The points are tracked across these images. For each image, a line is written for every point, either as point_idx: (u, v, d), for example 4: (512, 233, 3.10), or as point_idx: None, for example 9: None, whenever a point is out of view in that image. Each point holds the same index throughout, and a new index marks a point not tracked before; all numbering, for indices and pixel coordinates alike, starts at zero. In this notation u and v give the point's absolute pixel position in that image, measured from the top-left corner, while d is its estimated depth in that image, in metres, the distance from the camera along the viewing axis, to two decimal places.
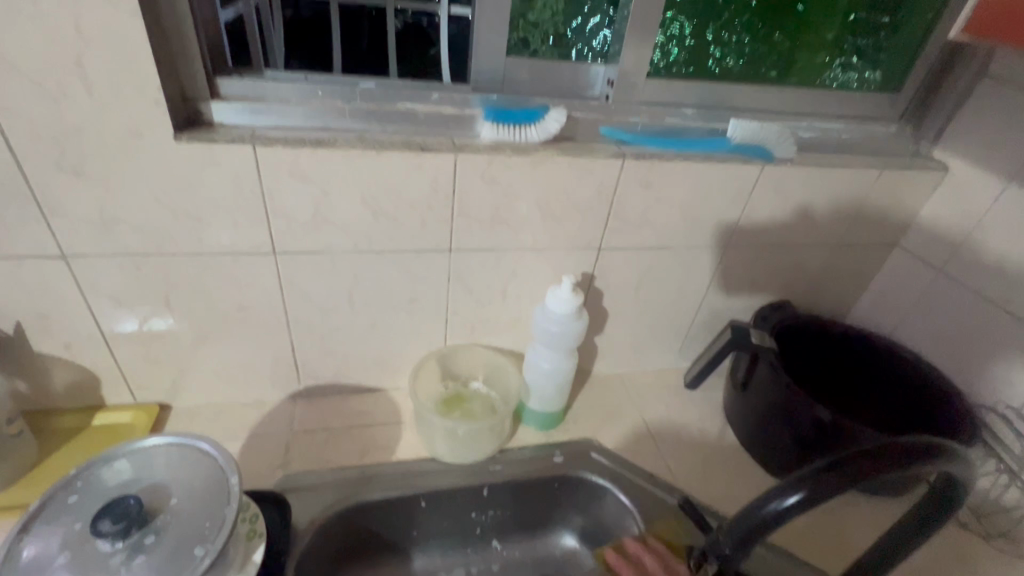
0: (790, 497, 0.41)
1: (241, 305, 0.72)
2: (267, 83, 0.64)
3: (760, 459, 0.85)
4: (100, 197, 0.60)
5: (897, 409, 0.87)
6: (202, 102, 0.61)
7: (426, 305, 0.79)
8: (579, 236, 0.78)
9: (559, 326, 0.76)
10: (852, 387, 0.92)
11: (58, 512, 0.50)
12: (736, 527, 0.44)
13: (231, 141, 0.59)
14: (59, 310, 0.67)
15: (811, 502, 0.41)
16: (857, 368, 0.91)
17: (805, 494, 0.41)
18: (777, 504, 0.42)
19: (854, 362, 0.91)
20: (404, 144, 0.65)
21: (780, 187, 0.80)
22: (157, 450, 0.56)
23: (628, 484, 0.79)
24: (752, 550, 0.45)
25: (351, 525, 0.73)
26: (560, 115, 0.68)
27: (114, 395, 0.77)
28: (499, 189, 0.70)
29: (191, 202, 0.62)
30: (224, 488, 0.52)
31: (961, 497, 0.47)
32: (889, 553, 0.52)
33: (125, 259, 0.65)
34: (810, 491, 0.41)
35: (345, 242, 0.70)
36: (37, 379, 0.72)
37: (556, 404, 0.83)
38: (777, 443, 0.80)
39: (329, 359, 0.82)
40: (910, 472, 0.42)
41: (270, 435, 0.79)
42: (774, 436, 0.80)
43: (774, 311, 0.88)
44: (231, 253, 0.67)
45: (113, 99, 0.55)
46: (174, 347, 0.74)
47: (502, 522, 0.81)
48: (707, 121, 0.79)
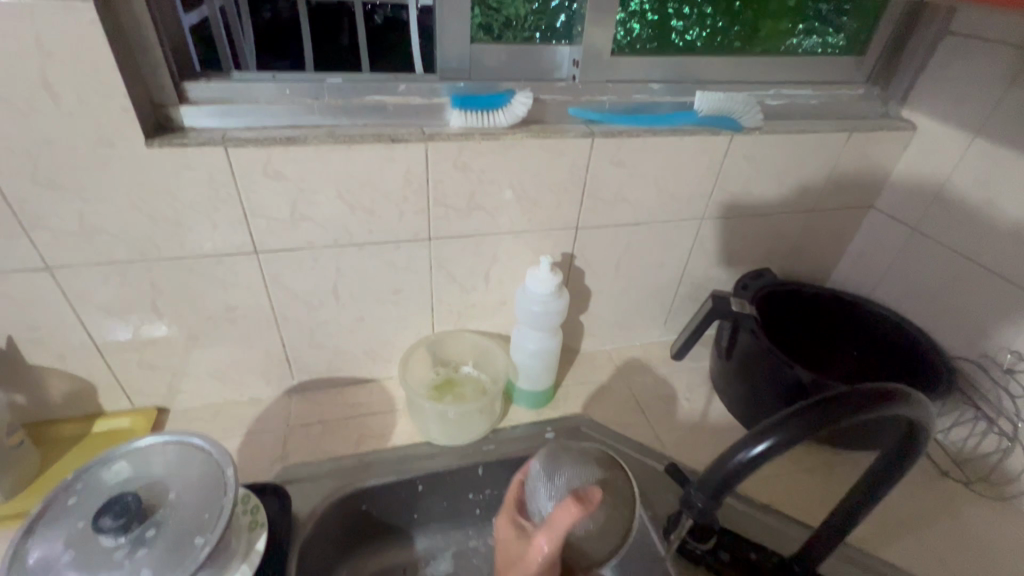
0: (758, 447, 0.43)
1: (229, 306, 0.74)
2: (234, 84, 0.64)
3: (746, 424, 0.87)
4: (78, 208, 0.61)
5: (876, 367, 0.89)
6: (171, 108, 0.62)
7: (411, 295, 0.81)
8: (556, 217, 0.79)
9: (541, 306, 0.77)
10: (834, 349, 0.94)
11: (61, 513, 0.52)
12: (708, 481, 0.46)
13: (202, 144, 0.60)
14: (50, 322, 0.68)
15: (774, 451, 0.43)
16: (838, 330, 0.93)
17: (769, 443, 0.43)
18: (745, 455, 0.44)
19: (835, 325, 0.93)
20: (374, 136, 0.66)
21: (751, 156, 0.81)
22: (153, 450, 0.57)
23: (618, 456, 0.81)
24: (723, 502, 0.47)
25: (351, 511, 0.76)
26: (527, 98, 0.69)
27: (112, 402, 0.79)
28: (473, 176, 0.71)
29: (169, 207, 0.63)
30: (220, 480, 0.54)
31: (925, 442, 0.49)
32: (861, 500, 0.55)
33: (110, 268, 0.66)
34: (773, 440, 0.43)
35: (325, 238, 0.71)
36: (34, 391, 0.74)
37: (544, 383, 0.85)
38: (760, 406, 0.83)
39: (321, 353, 0.83)
40: (870, 418, 0.44)
41: (267, 431, 0.81)
42: (758, 400, 0.83)
43: (754, 279, 0.90)
44: (213, 255, 0.68)
45: (82, 110, 0.55)
46: (166, 351, 0.76)
47: (498, 500, 0.84)
48: (675, 96, 0.80)
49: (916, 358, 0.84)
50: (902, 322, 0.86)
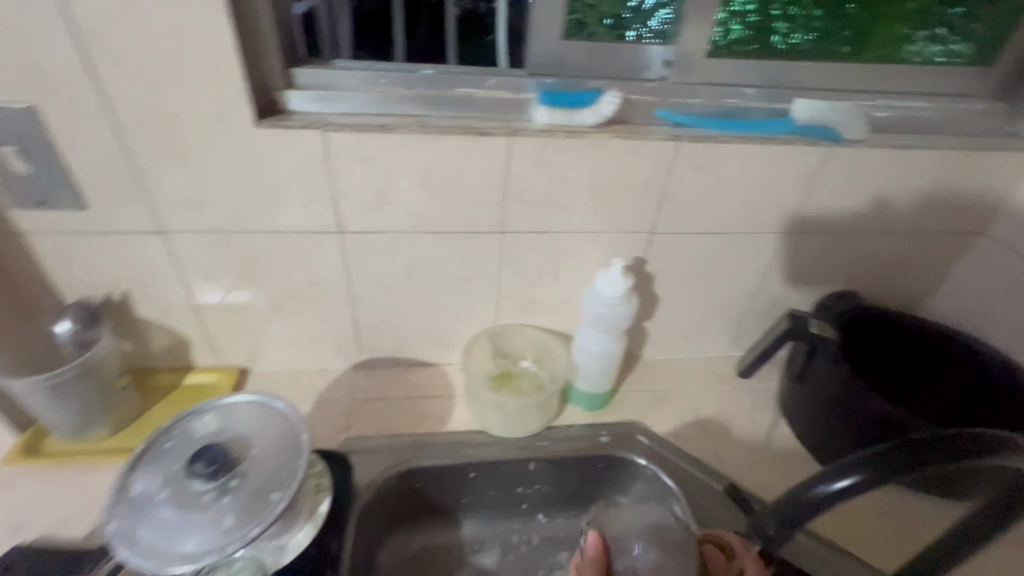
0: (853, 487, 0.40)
1: (311, 280, 0.78)
2: (336, 72, 0.67)
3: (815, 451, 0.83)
4: (191, 179, 0.66)
5: (971, 409, 0.82)
6: (279, 91, 0.66)
7: (478, 286, 0.82)
8: (631, 219, 0.78)
9: (608, 308, 0.76)
10: (919, 383, 0.87)
11: (159, 454, 0.57)
12: (784, 508, 0.45)
13: (304, 127, 0.64)
14: (159, 281, 0.75)
15: (862, 487, 0.41)
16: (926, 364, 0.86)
17: (857, 478, 0.40)
18: (828, 486, 0.42)
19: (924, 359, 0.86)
20: (461, 127, 0.67)
21: (849, 170, 0.76)
22: (238, 406, 0.62)
23: (672, 469, 0.80)
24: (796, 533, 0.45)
25: (406, 488, 0.79)
26: (614, 98, 0.68)
27: (202, 358, 0.86)
28: (552, 173, 0.71)
29: (269, 183, 0.67)
30: (296, 441, 0.57)
31: None
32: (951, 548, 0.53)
33: (213, 236, 0.72)
34: (863, 475, 0.40)
35: (405, 223, 0.73)
36: (139, 341, 0.82)
37: (602, 385, 0.84)
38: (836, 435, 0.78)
39: (389, 333, 0.87)
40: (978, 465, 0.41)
41: (334, 401, 0.85)
42: (833, 429, 0.78)
43: (839, 300, 0.84)
44: (303, 232, 0.72)
45: (204, 89, 0.60)
46: (253, 317, 0.82)
47: (546, 496, 0.85)
48: (770, 102, 0.76)
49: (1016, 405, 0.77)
50: (1008, 362, 0.78)
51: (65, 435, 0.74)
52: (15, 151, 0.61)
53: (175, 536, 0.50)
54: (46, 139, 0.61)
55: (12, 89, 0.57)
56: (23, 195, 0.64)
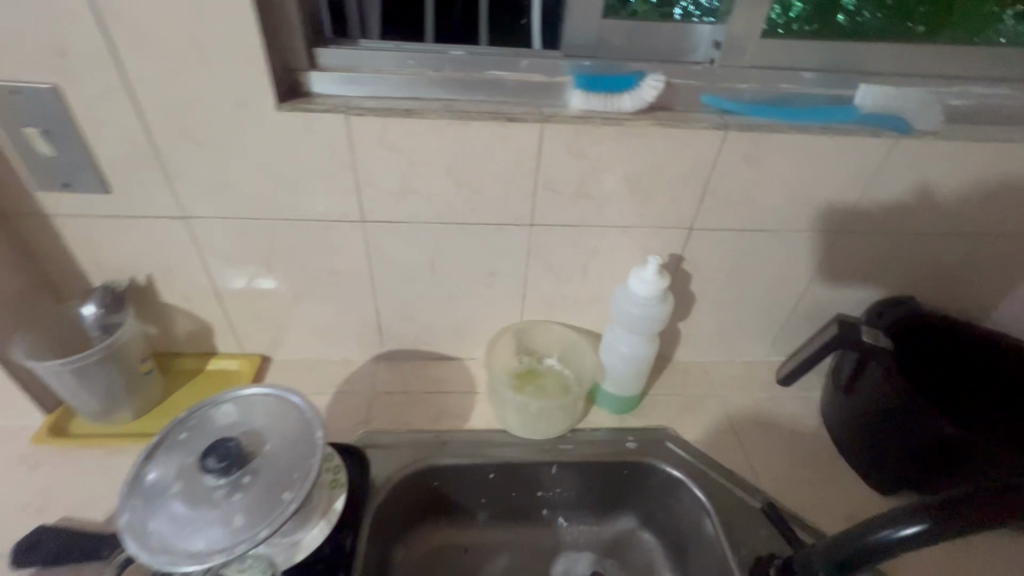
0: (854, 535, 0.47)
1: (333, 269, 0.76)
2: (361, 51, 0.63)
3: (851, 465, 0.80)
4: (213, 163, 0.64)
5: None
6: (301, 73, 0.62)
7: (505, 279, 0.79)
8: (669, 215, 0.73)
9: (641, 308, 0.71)
10: (971, 390, 0.82)
11: (174, 445, 0.55)
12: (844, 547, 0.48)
13: (328, 111, 0.61)
14: (183, 266, 0.74)
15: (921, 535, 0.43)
16: (984, 369, 0.81)
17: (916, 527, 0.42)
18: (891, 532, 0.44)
19: (982, 362, 0.81)
20: (490, 113, 0.63)
21: (914, 165, 0.70)
22: (256, 400, 0.59)
23: (704, 480, 0.75)
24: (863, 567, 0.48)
25: (423, 485, 0.76)
26: (658, 81, 0.63)
27: (224, 344, 0.85)
28: (587, 163, 0.66)
29: (291, 169, 0.65)
30: (311, 440, 0.55)
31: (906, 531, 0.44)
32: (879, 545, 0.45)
33: (234, 222, 0.70)
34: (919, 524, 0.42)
35: (429, 213, 0.70)
36: (164, 325, 0.81)
37: (632, 389, 0.80)
38: (874, 448, 0.75)
39: (411, 326, 0.84)
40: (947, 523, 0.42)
41: (354, 392, 0.84)
42: (865, 437, 0.76)
43: (879, 318, 0.80)
44: (325, 220, 0.70)
45: (224, 71, 0.57)
46: (275, 304, 0.80)
47: (568, 500, 0.82)
48: (830, 88, 0.69)
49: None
50: None
51: (92, 416, 0.75)
52: (37, 132, 0.59)
53: (184, 532, 0.49)
54: (69, 120, 0.59)
55: (33, 67, 0.55)
56: (48, 178, 0.63)
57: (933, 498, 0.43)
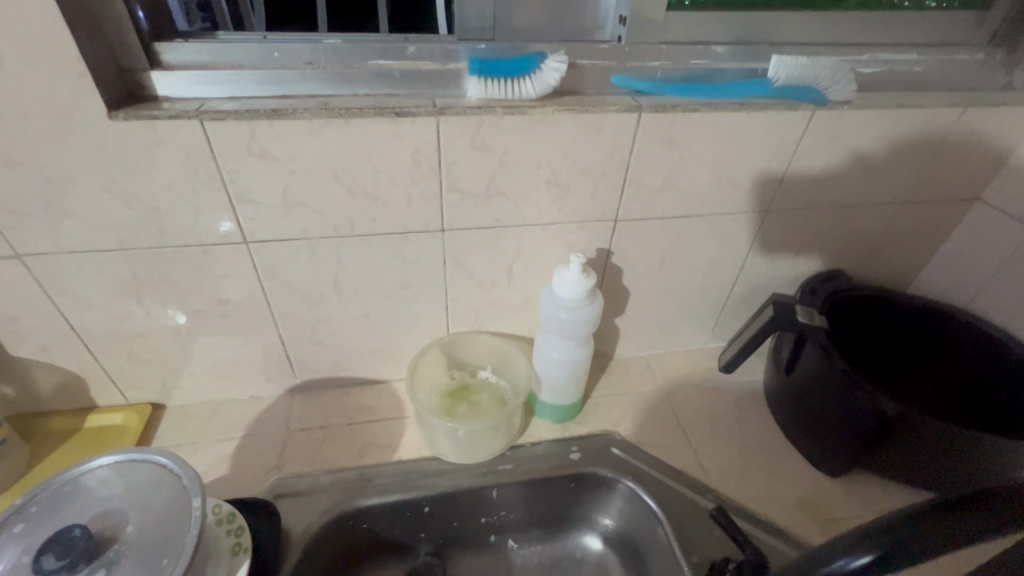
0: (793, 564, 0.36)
1: (220, 299, 0.66)
2: (215, 44, 0.54)
3: (798, 446, 0.78)
4: (41, 189, 0.53)
5: (958, 395, 0.79)
6: (142, 73, 0.52)
7: (422, 291, 0.71)
8: (591, 207, 0.68)
9: (568, 313, 0.65)
10: (903, 358, 0.82)
11: (7, 541, 0.45)
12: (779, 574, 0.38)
13: (175, 116, 0.51)
14: (30, 314, 0.62)
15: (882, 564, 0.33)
16: (914, 336, 0.81)
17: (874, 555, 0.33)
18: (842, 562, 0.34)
19: (912, 329, 0.81)
20: (375, 108, 0.55)
21: (833, 136, 0.67)
22: (119, 469, 0.49)
23: (654, 485, 0.71)
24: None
25: (350, 530, 0.68)
26: (560, 61, 0.57)
27: (104, 396, 0.73)
28: (494, 158, 0.60)
29: (143, 189, 0.55)
30: (186, 512, 0.46)
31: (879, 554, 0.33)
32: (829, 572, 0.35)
33: (85, 256, 0.59)
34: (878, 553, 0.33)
35: (322, 227, 0.62)
36: (22, 383, 0.69)
37: (571, 397, 0.74)
38: (818, 427, 0.73)
39: (325, 352, 0.76)
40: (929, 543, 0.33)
41: (265, 434, 0.74)
42: (810, 419, 0.74)
43: (813, 295, 0.78)
44: (198, 244, 0.60)
45: (32, 76, 0.46)
46: (156, 345, 0.69)
47: (516, 522, 0.76)
48: (743, 61, 0.65)
49: (1012, 375, 0.73)
50: (1000, 343, 0.74)
51: None
52: None
53: None
54: None
55: None
56: None
57: (897, 511, 0.34)
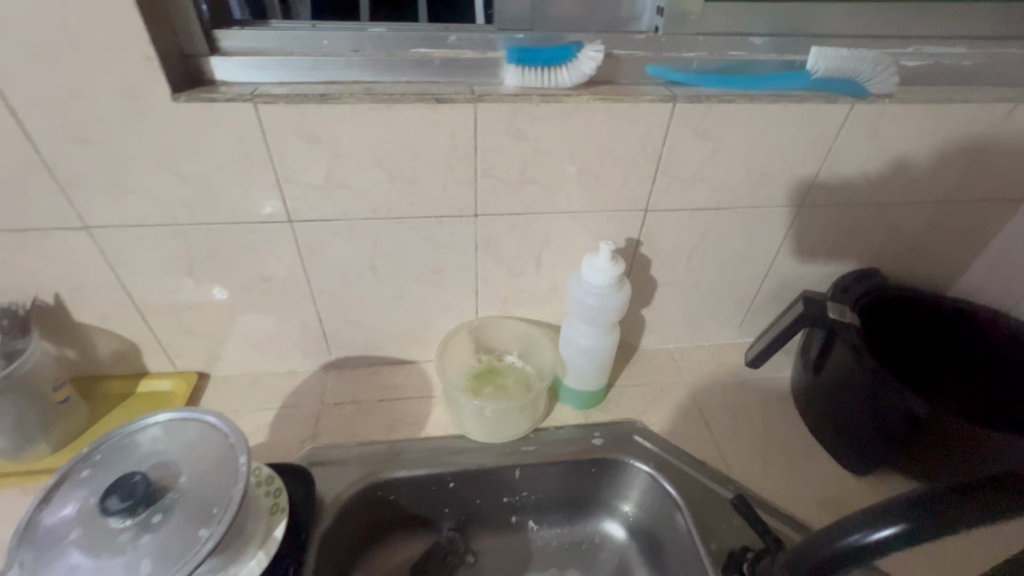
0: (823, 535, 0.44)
1: (264, 275, 0.70)
2: (268, 32, 0.57)
3: (823, 442, 0.77)
4: (109, 165, 0.57)
5: (995, 401, 0.77)
6: (201, 59, 0.56)
7: (453, 275, 0.74)
8: (622, 197, 0.68)
9: (596, 299, 0.66)
10: (938, 360, 0.81)
11: (75, 485, 0.49)
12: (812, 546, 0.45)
13: (231, 99, 0.54)
14: (93, 282, 0.67)
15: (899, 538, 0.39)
16: (950, 339, 0.79)
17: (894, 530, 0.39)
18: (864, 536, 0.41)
19: (949, 331, 0.79)
20: (417, 94, 0.57)
21: (872, 130, 0.66)
22: (172, 426, 0.53)
23: (674, 474, 0.72)
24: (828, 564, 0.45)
25: (378, 500, 0.71)
26: (597, 51, 0.57)
27: (155, 364, 0.78)
28: (528, 145, 0.61)
29: (199, 168, 0.58)
30: (233, 468, 0.49)
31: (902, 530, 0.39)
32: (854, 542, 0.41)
33: (145, 230, 0.63)
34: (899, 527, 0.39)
35: (362, 209, 0.64)
36: (83, 348, 0.74)
37: (595, 383, 0.76)
38: (845, 425, 0.72)
39: (358, 331, 0.79)
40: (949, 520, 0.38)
41: (301, 407, 0.78)
42: (836, 417, 0.73)
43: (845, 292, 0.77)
44: (246, 222, 0.64)
45: (105, 60, 0.50)
46: (204, 317, 0.74)
47: (536, 504, 0.77)
48: (782, 53, 0.65)
49: None
50: None
51: (3, 455, 0.67)
52: None
53: None
54: None
55: None
56: None
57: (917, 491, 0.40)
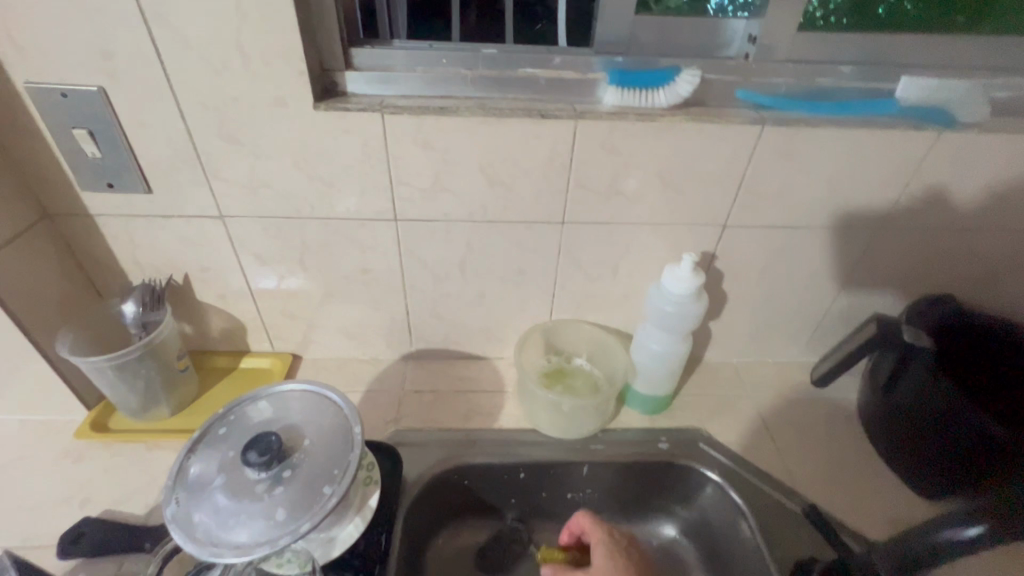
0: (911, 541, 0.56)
1: (364, 268, 0.77)
2: (395, 51, 0.64)
3: (890, 465, 0.78)
4: (251, 162, 0.65)
5: None
6: (337, 73, 0.63)
7: (534, 278, 0.79)
8: (703, 212, 0.72)
9: (675, 306, 0.71)
10: None
11: (214, 440, 0.56)
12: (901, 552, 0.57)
13: (363, 109, 0.61)
14: (218, 265, 0.75)
15: (980, 537, 0.52)
16: None
17: (978, 529, 0.52)
18: (948, 536, 0.54)
19: None
20: (524, 110, 0.63)
21: (958, 158, 0.68)
22: (293, 396, 0.60)
23: (740, 482, 0.74)
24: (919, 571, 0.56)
25: (453, 483, 0.76)
26: (693, 76, 0.62)
27: (256, 343, 0.86)
28: (620, 160, 0.66)
29: (325, 168, 0.66)
30: (349, 436, 0.55)
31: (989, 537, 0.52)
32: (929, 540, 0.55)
33: (270, 221, 0.71)
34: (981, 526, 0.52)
35: (460, 212, 0.70)
36: (199, 324, 0.83)
37: (664, 389, 0.79)
38: (914, 450, 0.72)
39: (440, 325, 0.85)
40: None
41: (384, 392, 0.84)
42: (909, 440, 0.73)
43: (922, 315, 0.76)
44: (357, 218, 0.71)
45: (264, 72, 0.58)
46: (305, 303, 0.81)
47: (599, 502, 0.80)
48: (870, 80, 0.67)
49: None
50: None
51: (130, 413, 0.76)
52: (83, 133, 0.61)
53: (228, 524, 0.49)
54: (114, 120, 0.61)
55: (82, 70, 0.57)
56: (92, 178, 0.65)
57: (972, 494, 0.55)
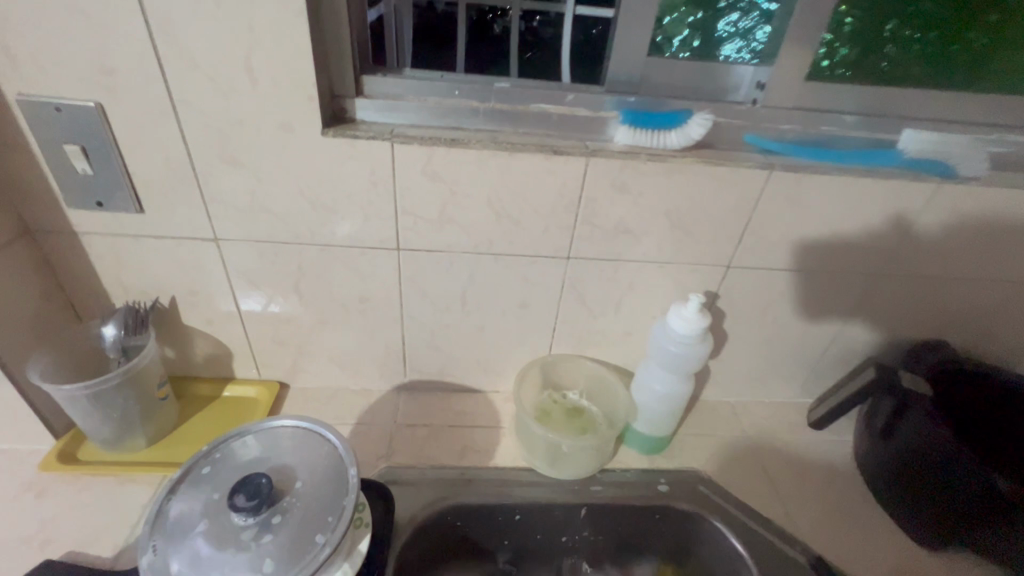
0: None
1: (362, 297, 0.74)
2: (406, 80, 0.63)
3: (890, 515, 0.76)
4: (251, 186, 0.63)
5: None
6: (347, 99, 0.62)
7: (536, 312, 0.77)
8: (708, 252, 0.72)
9: (680, 346, 0.70)
10: None
11: (197, 480, 0.52)
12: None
13: (372, 137, 0.60)
14: (207, 288, 0.72)
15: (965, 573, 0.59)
16: None
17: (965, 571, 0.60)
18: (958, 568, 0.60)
19: None
20: (536, 145, 0.62)
21: (957, 209, 0.69)
22: (284, 432, 0.57)
23: (741, 528, 0.72)
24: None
25: (446, 525, 0.72)
26: (706, 119, 0.62)
27: (242, 370, 0.82)
28: (629, 198, 0.66)
29: (329, 194, 0.64)
30: (344, 479, 0.52)
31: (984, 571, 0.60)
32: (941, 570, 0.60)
33: (266, 246, 0.68)
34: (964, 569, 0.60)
35: (465, 243, 0.69)
36: (182, 348, 0.79)
37: (664, 429, 0.78)
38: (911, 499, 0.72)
39: (436, 357, 0.82)
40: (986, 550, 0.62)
41: (375, 425, 0.80)
42: (910, 488, 0.72)
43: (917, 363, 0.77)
44: (358, 246, 0.69)
45: (272, 96, 0.57)
46: (297, 331, 0.78)
47: (595, 546, 0.77)
48: (873, 130, 0.68)
49: None
50: None
51: (103, 443, 0.71)
52: (75, 149, 0.58)
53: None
54: (109, 137, 0.58)
55: (79, 84, 0.55)
56: (81, 196, 0.62)
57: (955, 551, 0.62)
